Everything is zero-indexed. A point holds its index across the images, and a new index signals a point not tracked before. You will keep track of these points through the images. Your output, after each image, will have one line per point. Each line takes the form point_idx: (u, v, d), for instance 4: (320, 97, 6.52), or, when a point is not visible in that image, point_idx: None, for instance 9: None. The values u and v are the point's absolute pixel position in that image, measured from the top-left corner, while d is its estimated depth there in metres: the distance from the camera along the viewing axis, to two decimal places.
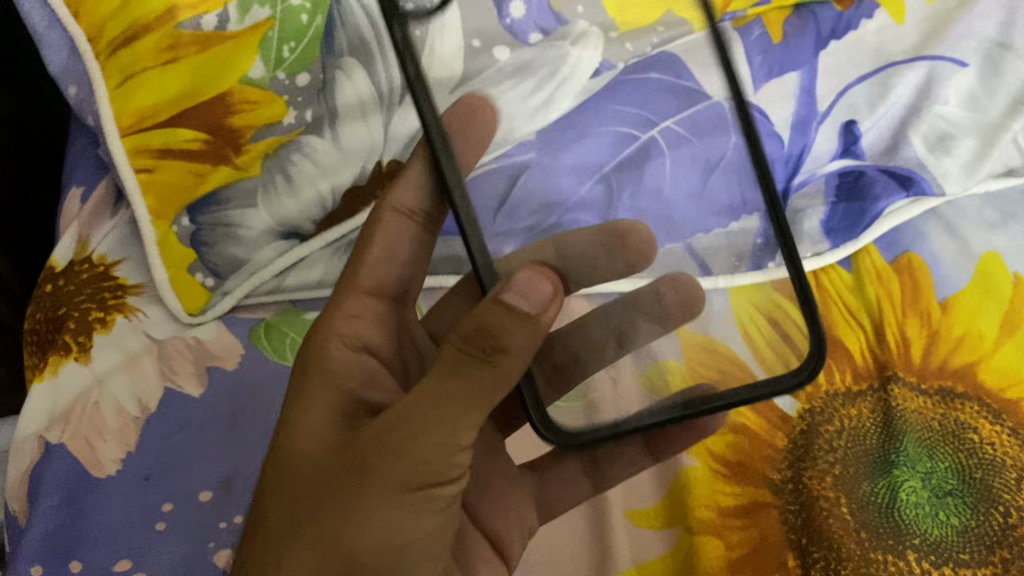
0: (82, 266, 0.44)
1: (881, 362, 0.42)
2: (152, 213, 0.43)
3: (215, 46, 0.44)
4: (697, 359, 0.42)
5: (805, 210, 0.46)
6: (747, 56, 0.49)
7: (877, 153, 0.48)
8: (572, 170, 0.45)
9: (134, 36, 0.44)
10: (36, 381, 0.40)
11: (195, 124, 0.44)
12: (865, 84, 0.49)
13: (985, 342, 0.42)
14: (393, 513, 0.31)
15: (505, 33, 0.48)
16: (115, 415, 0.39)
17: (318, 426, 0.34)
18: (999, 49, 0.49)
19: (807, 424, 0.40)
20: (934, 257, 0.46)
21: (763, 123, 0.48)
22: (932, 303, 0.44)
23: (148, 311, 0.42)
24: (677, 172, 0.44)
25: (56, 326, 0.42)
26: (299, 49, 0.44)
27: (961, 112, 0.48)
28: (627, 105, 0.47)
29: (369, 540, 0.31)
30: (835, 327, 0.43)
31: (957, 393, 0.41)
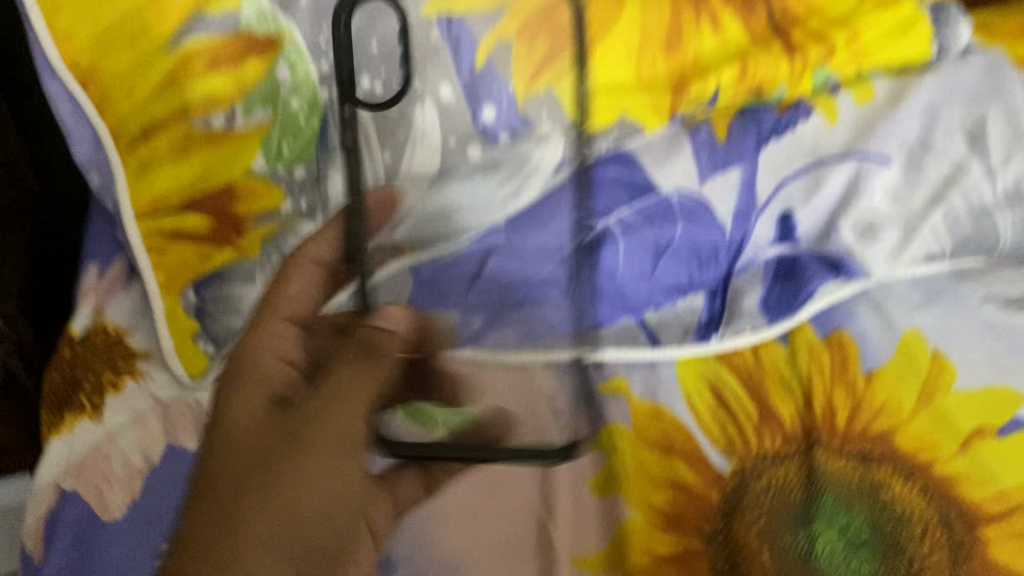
0: (98, 334, 0.49)
1: (807, 427, 0.47)
2: (163, 287, 0.49)
3: (221, 141, 0.50)
4: (646, 424, 0.47)
5: (744, 290, 0.52)
6: (694, 154, 0.54)
7: (810, 241, 0.54)
8: (537, 251, 0.52)
9: (152, 131, 0.50)
10: (54, 436, 0.45)
11: (206, 212, 0.50)
12: (800, 180, 0.55)
13: (902, 410, 0.47)
14: (324, 477, 0.38)
15: (476, 134, 0.52)
16: (122, 465, 0.43)
17: (242, 415, 0.40)
18: (920, 149, 0.56)
19: (739, 482, 0.44)
20: (862, 332, 0.51)
21: (708, 215, 0.53)
22: (858, 375, 0.49)
23: (155, 374, 0.47)
24: (630, 255, 0.51)
25: (74, 387, 0.47)
26: (296, 146, 0.50)
27: (887, 205, 0.54)
28: (586, 195, 0.52)
29: (309, 503, 0.37)
30: (768, 396, 0.48)
31: (874, 455, 0.45)
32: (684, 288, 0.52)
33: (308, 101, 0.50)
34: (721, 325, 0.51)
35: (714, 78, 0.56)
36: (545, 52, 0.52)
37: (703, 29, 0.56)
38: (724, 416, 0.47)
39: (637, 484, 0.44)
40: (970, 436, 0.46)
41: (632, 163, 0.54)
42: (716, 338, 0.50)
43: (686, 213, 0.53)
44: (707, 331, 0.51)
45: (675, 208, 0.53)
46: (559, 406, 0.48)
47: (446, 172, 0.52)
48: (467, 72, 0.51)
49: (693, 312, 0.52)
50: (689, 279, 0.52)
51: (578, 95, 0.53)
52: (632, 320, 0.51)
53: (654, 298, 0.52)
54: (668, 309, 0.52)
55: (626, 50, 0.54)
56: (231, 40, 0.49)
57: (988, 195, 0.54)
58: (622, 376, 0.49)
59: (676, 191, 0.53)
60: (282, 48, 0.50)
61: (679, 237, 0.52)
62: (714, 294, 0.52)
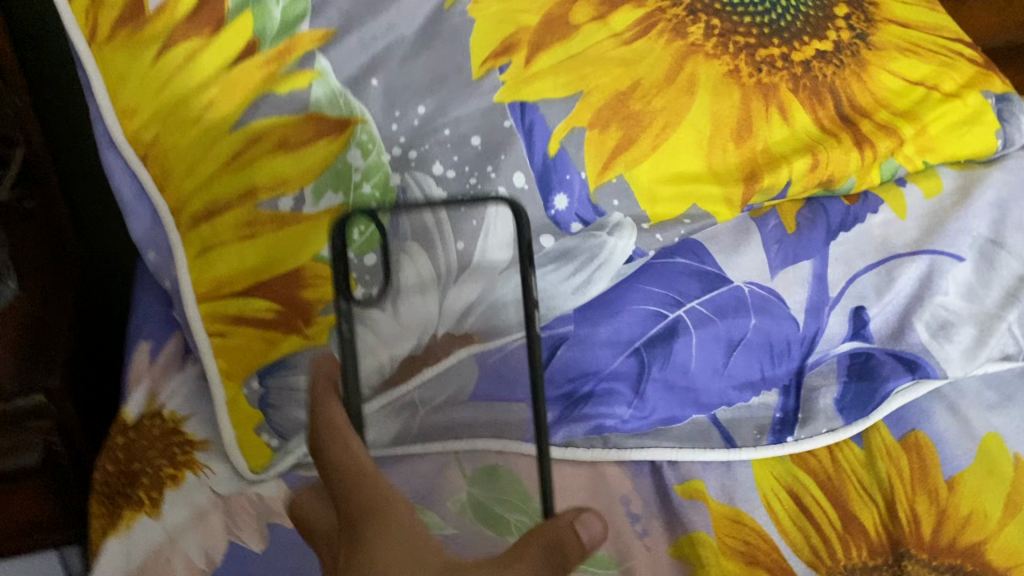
0: (153, 421, 0.47)
1: (894, 538, 0.45)
2: (224, 374, 0.47)
3: (289, 225, 0.48)
4: (726, 530, 0.45)
5: (819, 387, 0.51)
6: (764, 246, 0.54)
7: (883, 337, 0.53)
8: (606, 344, 0.50)
9: (215, 212, 0.48)
10: (110, 534, 0.43)
11: (268, 295, 0.48)
12: (872, 273, 0.54)
13: (989, 520, 0.46)
14: None
15: (549, 223, 0.50)
16: (185, 568, 0.41)
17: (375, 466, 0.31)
18: (992, 245, 0.55)
19: None
20: (939, 435, 0.50)
21: (779, 307, 0.52)
22: (940, 482, 0.48)
23: (215, 467, 0.45)
24: (702, 350, 0.50)
25: (131, 480, 0.45)
26: (366, 231, 0.48)
27: (961, 302, 0.53)
28: (655, 286, 0.51)
29: None
30: (850, 502, 0.47)
31: (967, 570, 0.44)
32: (757, 384, 0.51)
33: (381, 187, 0.49)
34: (796, 425, 0.50)
35: (786, 169, 0.53)
36: (616, 142, 0.50)
37: (771, 119, 0.54)
38: (805, 524, 0.46)
39: None
40: None
41: (697, 250, 0.54)
42: (791, 440, 0.49)
43: (758, 305, 0.52)
44: (782, 430, 0.50)
45: (747, 300, 0.52)
46: (634, 510, 0.46)
47: None
48: (539, 161, 0.49)
49: (767, 409, 0.50)
50: (762, 375, 0.51)
51: (650, 185, 0.51)
52: (705, 417, 0.50)
53: (728, 394, 0.50)
54: (741, 405, 0.50)
55: (697, 138, 0.52)
56: (302, 121, 0.49)
57: None
58: (698, 478, 0.48)
59: (745, 283, 0.53)
60: (353, 132, 0.49)
61: (751, 330, 0.51)
62: (788, 390, 0.51)
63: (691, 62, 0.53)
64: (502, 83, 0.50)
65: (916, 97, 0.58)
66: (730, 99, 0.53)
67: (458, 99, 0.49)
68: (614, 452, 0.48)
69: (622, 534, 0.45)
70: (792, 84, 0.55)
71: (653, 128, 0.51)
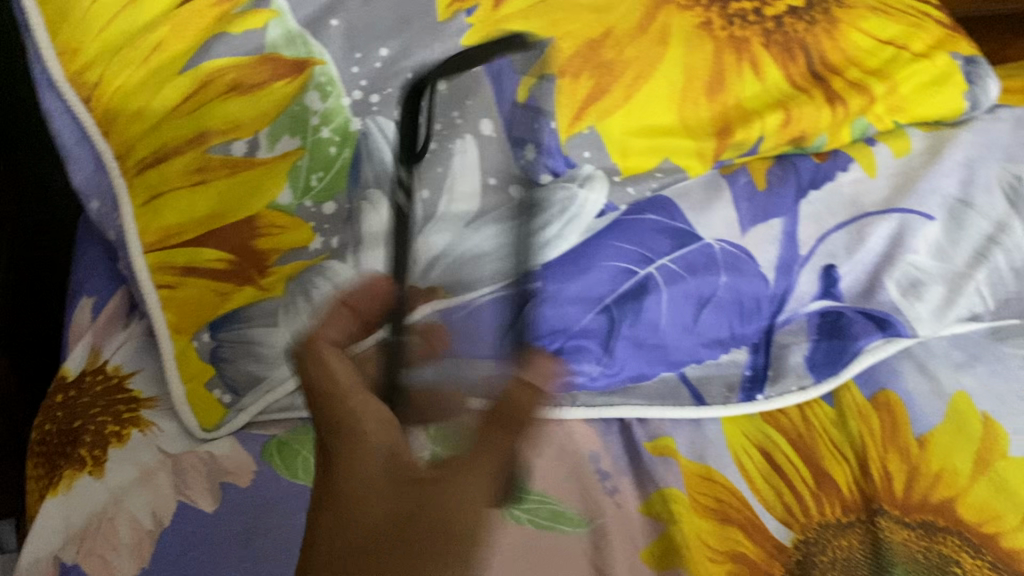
0: (96, 377, 0.45)
1: (867, 495, 0.44)
2: (173, 328, 0.44)
3: (243, 170, 0.46)
4: (696, 487, 0.44)
5: (789, 345, 0.50)
6: (735, 203, 0.52)
7: (854, 296, 0.52)
8: (576, 300, 0.48)
9: (164, 156, 0.45)
10: (49, 495, 0.40)
11: (220, 246, 0.45)
12: (843, 232, 0.53)
13: (960, 478, 0.45)
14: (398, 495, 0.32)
15: None
16: (130, 529, 0.39)
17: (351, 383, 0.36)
18: (961, 206, 0.55)
19: (802, 555, 0.42)
20: (908, 394, 0.49)
21: (750, 265, 0.51)
22: (910, 439, 0.47)
23: (162, 425, 0.43)
24: (673, 306, 0.48)
25: (72, 439, 0.42)
26: (326, 178, 0.47)
27: (930, 261, 0.53)
28: (625, 242, 0.49)
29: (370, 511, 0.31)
30: (822, 460, 0.46)
31: (939, 526, 0.43)
32: (726, 342, 0.49)
33: (340, 131, 0.47)
34: (766, 383, 0.49)
35: (759, 124, 0.53)
36: (589, 91, 0.49)
37: (744, 74, 0.53)
38: (777, 481, 0.45)
39: (698, 556, 0.41)
40: None
41: (668, 207, 0.52)
42: (762, 398, 0.48)
43: (729, 262, 0.50)
44: (752, 388, 0.48)
45: (718, 256, 0.50)
46: (604, 467, 0.45)
47: None
48: None
49: (737, 366, 0.49)
50: (732, 332, 0.49)
51: (621, 137, 0.51)
52: (674, 374, 0.49)
53: (698, 351, 0.49)
54: (709, 363, 0.49)
55: (669, 90, 0.51)
56: (256, 61, 0.46)
57: None
58: (667, 436, 0.47)
59: (716, 240, 0.51)
60: (311, 73, 0.47)
61: (723, 287, 0.50)
62: (757, 348, 0.50)
63: (663, 13, 0.52)
64: (470, 27, 0.49)
65: (886, 56, 0.58)
66: (704, 52, 0.52)
67: (423, 42, 0.48)
68: (583, 410, 0.47)
69: (592, 493, 0.43)
70: (765, 38, 0.54)
71: (625, 78, 0.50)
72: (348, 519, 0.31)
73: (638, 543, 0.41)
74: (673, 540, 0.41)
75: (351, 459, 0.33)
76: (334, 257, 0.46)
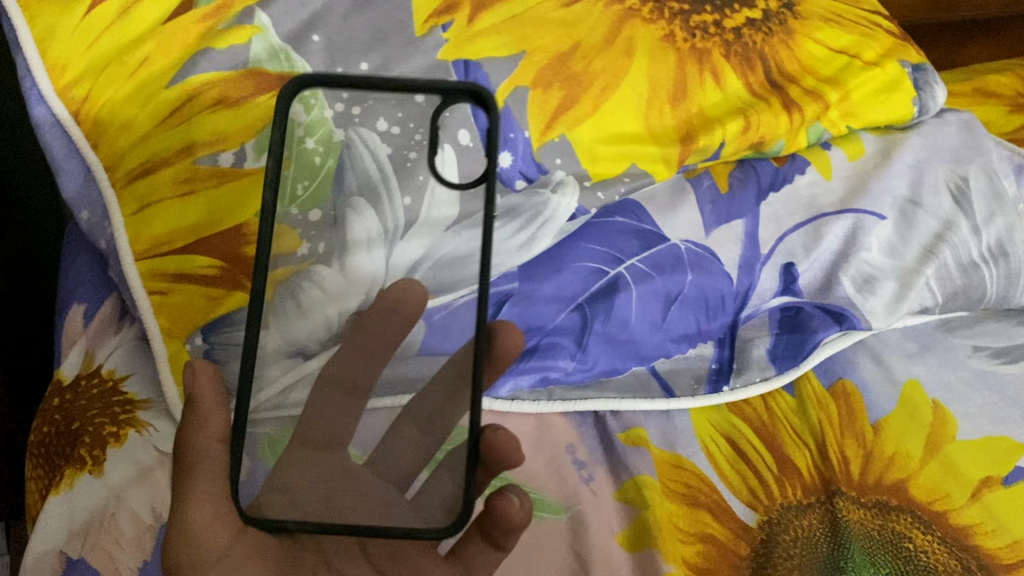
0: (91, 381, 0.46)
1: (826, 478, 0.47)
2: (165, 332, 0.46)
3: (231, 179, 0.48)
4: (667, 474, 0.47)
5: (752, 339, 0.53)
6: (698, 206, 0.56)
7: (812, 292, 0.55)
8: (550, 299, 0.50)
9: (153, 168, 0.48)
10: (52, 493, 0.42)
11: (210, 253, 0.47)
12: (801, 232, 0.56)
13: (912, 460, 0.48)
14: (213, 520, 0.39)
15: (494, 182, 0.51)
16: (131, 522, 0.41)
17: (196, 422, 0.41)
18: (911, 205, 0.58)
19: (766, 534, 0.45)
20: (864, 382, 0.53)
21: (714, 263, 0.54)
22: (866, 425, 0.50)
23: (158, 425, 0.44)
24: (642, 304, 0.51)
25: (72, 440, 0.44)
26: (311, 187, 0.47)
27: (883, 258, 0.56)
28: (596, 244, 0.52)
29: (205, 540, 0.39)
30: (784, 445, 0.49)
31: (893, 505, 0.46)
32: (693, 338, 0.52)
33: (324, 142, 0.47)
34: (731, 375, 0.51)
35: (719, 131, 0.55)
36: (559, 101, 0.51)
37: (706, 84, 0.56)
38: (742, 467, 0.48)
39: (669, 537, 0.44)
40: (979, 486, 0.48)
41: (637, 211, 0.55)
42: (727, 389, 0.51)
43: (695, 261, 0.53)
44: (718, 380, 0.51)
45: (684, 256, 0.53)
46: (580, 457, 0.48)
47: (463, 216, 0.48)
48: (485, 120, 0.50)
49: (704, 360, 0.52)
50: (698, 328, 0.52)
51: (591, 145, 0.53)
52: (645, 369, 0.51)
53: (666, 346, 0.51)
54: (678, 357, 0.52)
55: (636, 100, 0.53)
56: (240, 76, 0.48)
57: (973, 251, 0.57)
58: (640, 426, 0.49)
59: (682, 241, 0.54)
60: None
61: (688, 286, 0.52)
62: (722, 343, 0.53)
63: (628, 26, 0.54)
64: (445, 42, 0.51)
65: (839, 65, 0.61)
66: (667, 63, 0.55)
67: (401, 56, 0.50)
68: (559, 404, 0.49)
69: (569, 481, 0.46)
70: (724, 50, 0.57)
71: (593, 88, 0.52)
72: (184, 546, 0.38)
73: (612, 527, 0.44)
74: (645, 523, 0.44)
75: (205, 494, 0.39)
76: (320, 263, 0.46)
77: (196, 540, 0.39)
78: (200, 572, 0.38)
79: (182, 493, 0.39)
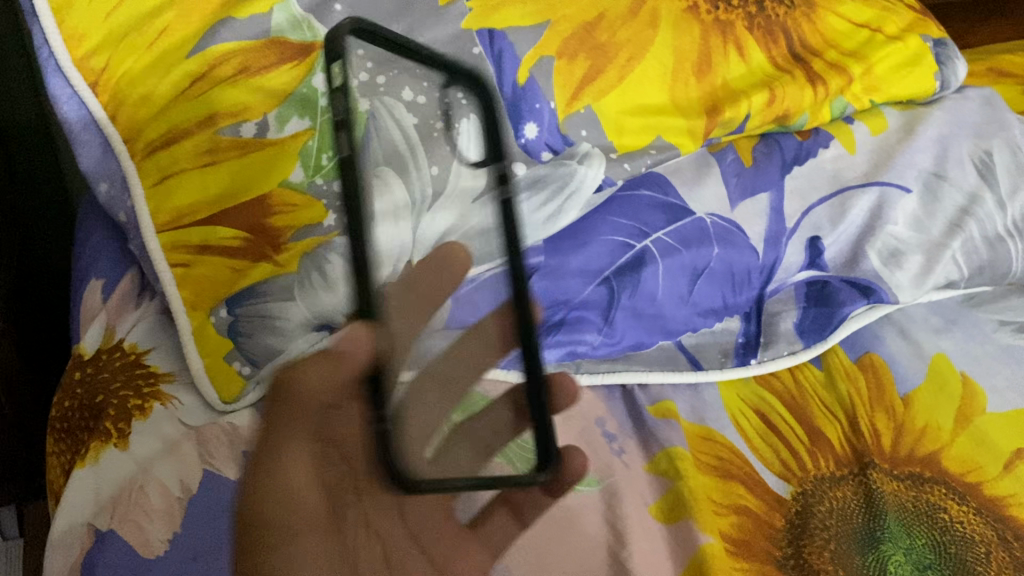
0: (113, 354, 0.46)
1: (858, 450, 0.47)
2: (189, 304, 0.45)
3: (253, 151, 0.47)
4: (698, 446, 0.46)
5: (779, 313, 0.52)
6: (724, 179, 0.55)
7: (838, 266, 0.54)
8: (577, 273, 0.49)
9: (174, 139, 0.46)
10: (77, 466, 0.41)
11: (237, 224, 0.46)
12: (826, 206, 0.56)
13: (943, 433, 0.48)
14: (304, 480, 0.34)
15: (520, 152, 0.50)
16: (160, 496, 0.40)
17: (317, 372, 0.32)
18: (936, 178, 0.57)
19: (800, 505, 0.44)
20: (892, 356, 0.52)
21: (740, 237, 0.53)
22: (895, 399, 0.50)
23: (182, 398, 0.44)
24: (668, 278, 0.50)
25: (96, 413, 0.43)
26: (337, 158, 0.48)
27: (909, 232, 0.55)
28: (623, 218, 0.51)
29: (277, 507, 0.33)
30: (814, 418, 0.48)
31: (926, 477, 0.46)
32: (720, 311, 0.52)
33: (346, 110, 0.47)
34: (759, 349, 0.51)
35: (746, 103, 0.55)
36: (584, 72, 0.51)
37: (730, 56, 0.55)
38: (774, 439, 0.47)
39: (703, 509, 0.43)
40: (1011, 457, 0.48)
41: (663, 185, 0.54)
42: (755, 362, 0.50)
43: (721, 234, 0.53)
44: (745, 353, 0.51)
45: (709, 230, 0.53)
46: (610, 429, 0.47)
47: (490, 188, 0.49)
48: (509, 89, 0.50)
49: (730, 334, 0.52)
50: (725, 302, 0.52)
51: (616, 116, 0.52)
52: (672, 343, 0.51)
53: (693, 320, 0.51)
54: (705, 331, 0.51)
55: (660, 71, 0.53)
56: (261, 46, 0.48)
57: (998, 226, 0.56)
58: (669, 400, 0.49)
59: (707, 215, 0.53)
60: (317, 57, 0.48)
61: (715, 259, 0.52)
62: (749, 317, 0.52)
63: None
64: (469, 11, 0.50)
65: (861, 39, 0.61)
66: (691, 35, 0.54)
67: (426, 26, 0.49)
68: (587, 377, 0.48)
69: (601, 454, 0.45)
70: (748, 22, 0.57)
71: (618, 59, 0.52)
72: (275, 506, 0.33)
73: (646, 499, 0.44)
74: (679, 495, 0.44)
75: (297, 455, 0.33)
76: (347, 234, 0.46)
77: (292, 504, 0.34)
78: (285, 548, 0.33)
79: (276, 455, 0.33)
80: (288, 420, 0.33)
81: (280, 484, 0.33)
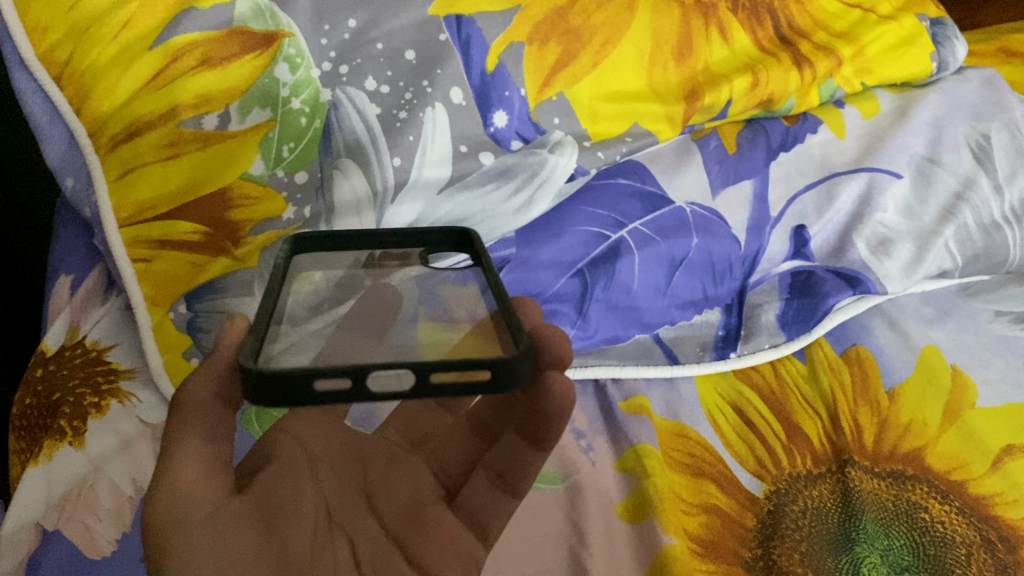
0: (74, 351, 0.45)
1: (838, 447, 0.45)
2: (149, 300, 0.45)
3: (214, 143, 0.45)
4: (670, 443, 0.45)
5: (761, 304, 0.50)
6: (705, 166, 0.53)
7: (824, 256, 0.52)
8: (549, 265, 0.48)
9: (137, 132, 0.45)
10: (30, 464, 0.41)
11: (195, 218, 0.45)
12: (812, 193, 0.54)
13: (929, 429, 0.46)
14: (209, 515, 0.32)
15: (488, 141, 0.50)
16: (111, 494, 0.40)
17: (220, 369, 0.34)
18: (929, 163, 0.55)
19: (773, 505, 0.43)
20: (880, 349, 0.50)
21: (722, 227, 0.51)
22: (880, 393, 0.48)
23: (141, 396, 0.44)
24: (645, 269, 0.49)
25: (51, 410, 0.43)
26: (297, 149, 0.47)
27: (899, 219, 0.53)
28: (597, 208, 0.50)
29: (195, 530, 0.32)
30: (793, 414, 0.47)
31: (909, 475, 0.44)
32: (699, 303, 0.50)
33: (310, 102, 0.47)
34: (739, 342, 0.49)
35: (727, 87, 0.53)
36: (556, 58, 0.50)
37: (712, 39, 0.54)
38: (749, 436, 0.46)
39: (671, 510, 0.42)
40: (1000, 455, 0.45)
41: (640, 172, 0.53)
42: (734, 355, 0.49)
43: (700, 223, 0.51)
44: (725, 347, 0.49)
45: (689, 219, 0.51)
46: (579, 426, 0.46)
47: (455, 180, 0.49)
48: (477, 77, 0.49)
49: (711, 327, 0.50)
50: (704, 294, 0.50)
51: (590, 103, 0.51)
52: (649, 335, 0.49)
53: (670, 312, 0.49)
54: (683, 323, 0.50)
55: (638, 56, 0.51)
56: (224, 35, 0.45)
57: (995, 212, 0.54)
58: (641, 394, 0.47)
59: (687, 203, 0.52)
60: (280, 47, 0.46)
61: (694, 249, 0.50)
62: (730, 309, 0.50)
63: None
64: None
65: (852, 19, 0.59)
66: (670, 18, 0.52)
67: (390, 12, 0.47)
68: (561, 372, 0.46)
69: (566, 451, 0.44)
70: (732, 4, 0.55)
71: (593, 44, 0.50)
72: (171, 503, 0.32)
73: (612, 497, 0.43)
74: (647, 494, 0.42)
75: (194, 452, 0.33)
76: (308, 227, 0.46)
77: (188, 494, 0.32)
78: (183, 534, 0.32)
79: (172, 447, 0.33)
80: (181, 424, 0.34)
81: (166, 480, 0.32)
